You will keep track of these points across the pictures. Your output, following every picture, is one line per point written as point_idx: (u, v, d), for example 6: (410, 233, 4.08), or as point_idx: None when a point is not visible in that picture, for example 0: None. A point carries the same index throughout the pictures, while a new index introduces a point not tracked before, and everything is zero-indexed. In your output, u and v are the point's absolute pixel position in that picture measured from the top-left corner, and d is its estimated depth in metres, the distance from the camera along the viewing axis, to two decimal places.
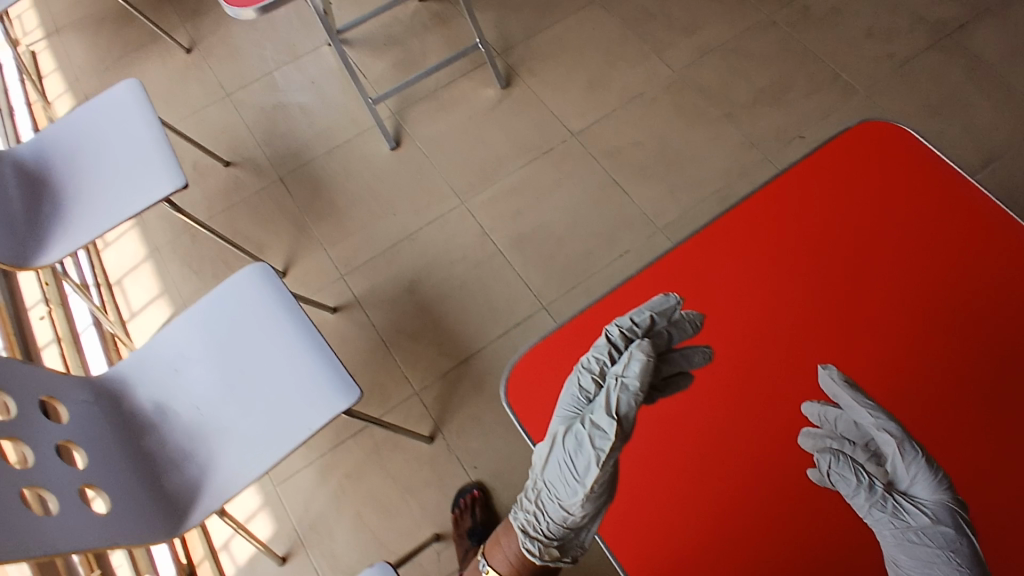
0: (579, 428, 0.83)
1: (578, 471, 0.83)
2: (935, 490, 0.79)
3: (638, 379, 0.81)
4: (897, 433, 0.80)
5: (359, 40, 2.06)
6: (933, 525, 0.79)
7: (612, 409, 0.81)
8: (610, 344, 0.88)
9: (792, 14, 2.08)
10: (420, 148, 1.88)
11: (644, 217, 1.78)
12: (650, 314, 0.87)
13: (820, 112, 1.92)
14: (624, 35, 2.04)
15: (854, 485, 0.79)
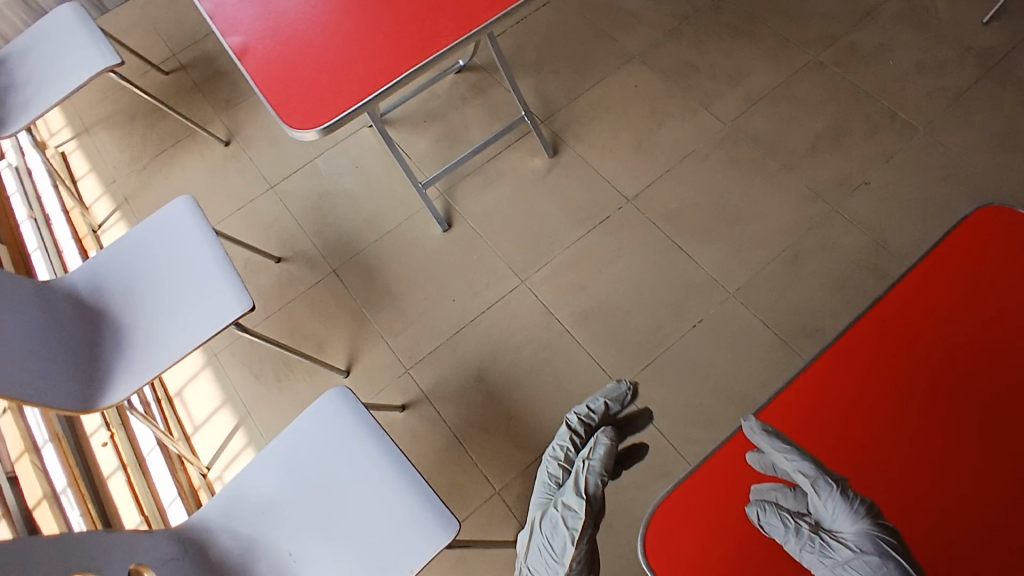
0: (554, 513, 1.10)
1: (556, 550, 1.08)
2: (855, 522, 0.82)
3: (601, 460, 1.11)
4: (811, 471, 0.83)
5: (398, 118, 2.03)
6: (857, 555, 0.82)
7: (580, 488, 1.09)
8: (572, 433, 1.24)
9: (837, 54, 1.98)
10: (472, 227, 1.84)
11: (713, 281, 1.70)
12: (603, 402, 1.25)
13: (882, 155, 1.81)
14: (668, 90, 1.98)
15: (785, 532, 0.80)
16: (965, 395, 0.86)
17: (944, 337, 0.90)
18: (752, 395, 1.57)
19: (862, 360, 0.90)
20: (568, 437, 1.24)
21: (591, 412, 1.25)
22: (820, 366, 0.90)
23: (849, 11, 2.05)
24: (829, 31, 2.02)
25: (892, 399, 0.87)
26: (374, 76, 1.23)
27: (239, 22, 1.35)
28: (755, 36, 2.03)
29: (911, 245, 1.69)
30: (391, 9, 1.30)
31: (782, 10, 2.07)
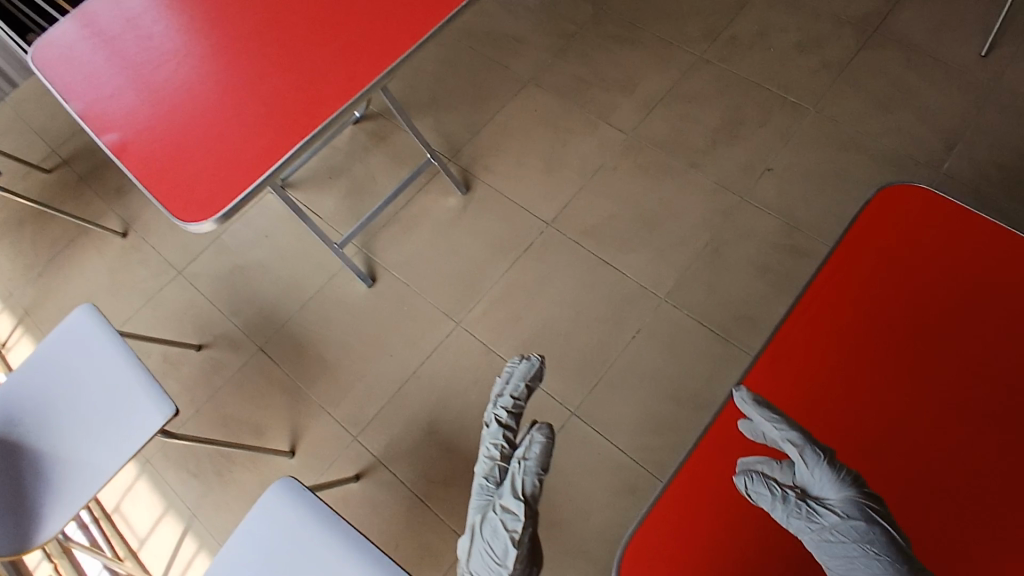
0: (493, 517, 1.05)
1: (498, 555, 1.04)
2: (842, 490, 0.81)
3: (538, 459, 1.04)
4: (799, 440, 0.82)
5: (302, 179, 1.98)
6: (843, 521, 0.80)
7: (519, 492, 1.04)
8: (502, 428, 1.14)
9: (720, 48, 2.03)
10: (397, 277, 1.80)
11: (644, 289, 1.71)
12: (525, 385, 1.16)
13: (779, 138, 1.87)
14: (567, 108, 2.00)
15: (772, 500, 0.80)
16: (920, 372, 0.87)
17: (887, 318, 0.91)
18: (703, 394, 1.58)
19: (800, 356, 0.91)
20: (500, 433, 1.14)
21: (518, 402, 1.15)
22: (775, 375, 0.90)
23: (725, 4, 2.11)
24: (709, 27, 2.08)
25: (834, 394, 0.88)
26: (264, 150, 1.19)
27: (112, 116, 1.29)
28: (640, 43, 2.07)
29: (823, 219, 1.74)
30: (270, 79, 1.26)
31: (662, 13, 2.12)
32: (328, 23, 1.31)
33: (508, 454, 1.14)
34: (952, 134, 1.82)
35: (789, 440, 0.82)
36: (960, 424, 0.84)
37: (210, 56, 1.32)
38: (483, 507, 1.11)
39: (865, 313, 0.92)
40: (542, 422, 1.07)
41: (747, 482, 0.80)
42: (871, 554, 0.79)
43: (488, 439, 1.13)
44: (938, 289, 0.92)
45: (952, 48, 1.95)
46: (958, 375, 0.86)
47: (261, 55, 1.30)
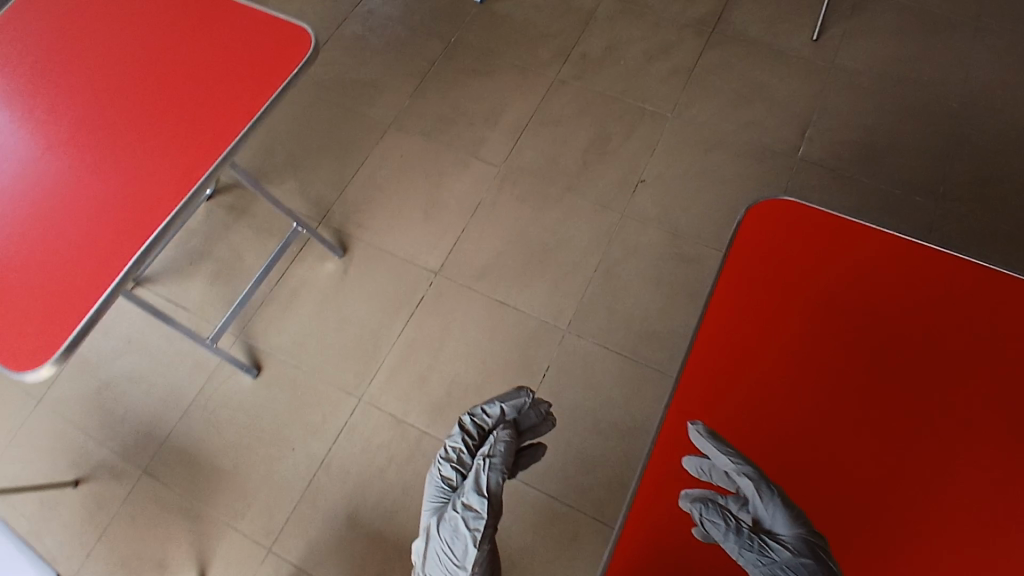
0: (453, 516, 0.98)
1: (457, 555, 0.98)
2: (793, 526, 0.80)
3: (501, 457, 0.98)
4: (755, 474, 0.81)
5: (162, 270, 1.80)
6: (795, 558, 0.79)
7: (481, 490, 0.97)
8: (465, 433, 1.05)
9: (573, 67, 2.04)
10: (285, 361, 1.67)
11: (546, 324, 1.67)
12: (499, 404, 1.06)
13: (647, 148, 1.90)
14: (435, 149, 1.94)
15: (725, 530, 0.79)
16: (847, 387, 0.88)
17: (794, 325, 0.93)
18: (622, 420, 1.57)
19: (714, 368, 0.91)
20: (461, 437, 1.05)
21: (485, 412, 1.07)
22: (696, 385, 0.90)
23: (571, 23, 2.12)
24: (560, 47, 2.08)
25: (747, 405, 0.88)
26: (100, 271, 1.04)
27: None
28: (496, 72, 2.05)
29: (701, 224, 1.79)
30: (94, 189, 1.11)
31: (512, 40, 2.10)
32: (151, 115, 1.17)
33: (468, 459, 1.05)
34: (801, 120, 1.93)
35: (745, 471, 0.81)
36: (883, 442, 0.85)
37: (17, 174, 1.15)
38: (438, 508, 1.04)
39: (770, 322, 0.93)
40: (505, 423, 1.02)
41: (701, 509, 0.79)
42: None
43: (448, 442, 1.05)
44: (834, 295, 0.94)
45: (786, 39, 2.06)
46: (871, 388, 0.88)
47: (77, 162, 1.14)
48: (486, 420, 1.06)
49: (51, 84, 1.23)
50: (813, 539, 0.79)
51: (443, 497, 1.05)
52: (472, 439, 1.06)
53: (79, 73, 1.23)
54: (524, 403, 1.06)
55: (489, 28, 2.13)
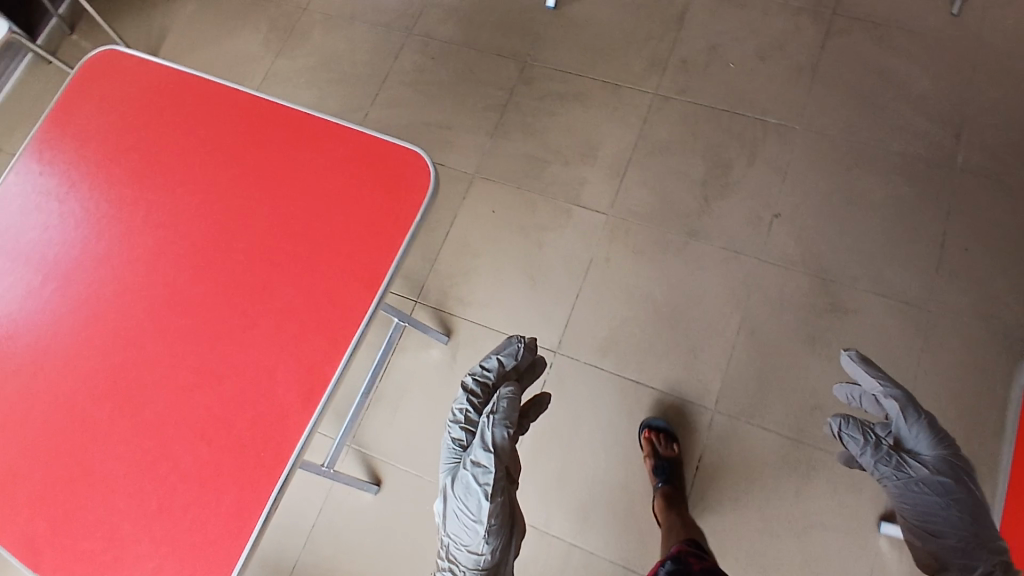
0: (465, 473, 1.12)
1: (473, 510, 1.10)
2: (934, 451, 1.11)
3: (505, 413, 1.14)
4: (900, 398, 1.13)
5: None
6: (933, 476, 1.08)
7: (488, 445, 1.11)
8: (469, 393, 1.21)
9: (674, 78, 1.77)
10: (406, 471, 1.52)
11: (690, 404, 1.48)
12: (498, 358, 1.24)
13: (776, 174, 1.63)
14: (529, 199, 1.71)
15: (863, 444, 1.12)
16: None
17: None
18: (795, 514, 1.38)
19: None
20: (467, 398, 1.20)
21: (487, 370, 1.23)
22: None
23: (662, 22, 1.83)
24: (654, 54, 1.80)
25: None
26: (232, 505, 0.87)
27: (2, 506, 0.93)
28: (585, 96, 1.78)
29: (852, 264, 1.53)
30: (202, 393, 0.93)
31: (597, 52, 1.83)
32: (251, 285, 0.97)
33: (475, 417, 1.20)
34: (955, 118, 1.62)
35: (893, 393, 1.14)
36: None
37: (110, 376, 0.97)
38: (452, 468, 1.17)
39: None
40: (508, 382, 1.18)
41: (843, 424, 1.12)
42: (952, 504, 1.07)
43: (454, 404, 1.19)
44: None
45: (923, 12, 1.73)
46: None
47: (176, 358, 0.95)
48: (488, 377, 1.22)
49: (126, 253, 1.03)
50: (954, 461, 1.10)
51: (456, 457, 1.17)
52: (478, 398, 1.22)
53: (154, 236, 1.03)
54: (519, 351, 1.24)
55: (568, 41, 1.85)
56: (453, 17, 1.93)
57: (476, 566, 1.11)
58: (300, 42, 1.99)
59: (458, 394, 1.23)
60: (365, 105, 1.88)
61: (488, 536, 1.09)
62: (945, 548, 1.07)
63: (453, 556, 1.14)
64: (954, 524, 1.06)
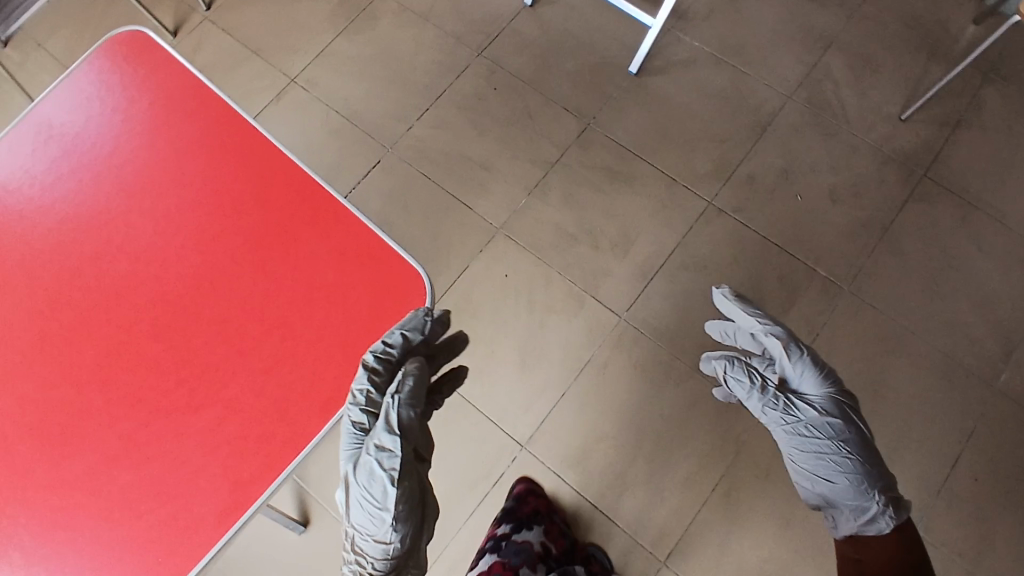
0: (367, 457, 0.87)
1: (378, 499, 0.86)
2: (820, 388, 1.13)
3: (412, 389, 0.89)
4: (779, 335, 1.15)
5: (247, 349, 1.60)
6: (820, 416, 1.11)
7: (392, 425, 0.87)
8: (368, 373, 0.88)
9: (734, 192, 1.65)
10: (337, 522, 1.46)
11: (641, 549, 1.40)
12: (401, 333, 0.90)
13: (807, 331, 1.52)
14: (545, 274, 1.60)
15: (750, 386, 1.15)
16: None
17: None
18: None
19: None
20: (365, 378, 0.88)
21: (388, 346, 0.90)
22: None
23: (742, 127, 1.71)
24: (723, 159, 1.68)
25: None
26: None
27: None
28: (639, 181, 1.67)
29: None
30: (120, 470, 0.86)
31: (665, 137, 1.71)
32: (204, 364, 0.89)
33: (377, 400, 0.89)
34: (1011, 332, 1.52)
35: (774, 333, 1.16)
36: None
37: (33, 412, 0.89)
38: (354, 456, 0.89)
39: None
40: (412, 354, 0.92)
41: (727, 367, 1.15)
42: (840, 442, 1.09)
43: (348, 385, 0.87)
44: None
45: (1015, 204, 1.62)
46: None
47: (105, 419, 0.88)
48: (391, 353, 0.90)
49: (86, 279, 0.95)
50: (840, 400, 1.12)
51: (358, 444, 0.89)
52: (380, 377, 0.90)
53: (122, 269, 0.95)
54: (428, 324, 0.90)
55: (641, 115, 1.73)
56: (528, 51, 1.81)
57: (383, 558, 0.89)
58: (367, 26, 1.87)
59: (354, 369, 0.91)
60: (411, 116, 1.77)
61: (397, 524, 0.86)
62: (836, 489, 1.08)
63: (358, 545, 0.91)
64: (843, 465, 1.08)
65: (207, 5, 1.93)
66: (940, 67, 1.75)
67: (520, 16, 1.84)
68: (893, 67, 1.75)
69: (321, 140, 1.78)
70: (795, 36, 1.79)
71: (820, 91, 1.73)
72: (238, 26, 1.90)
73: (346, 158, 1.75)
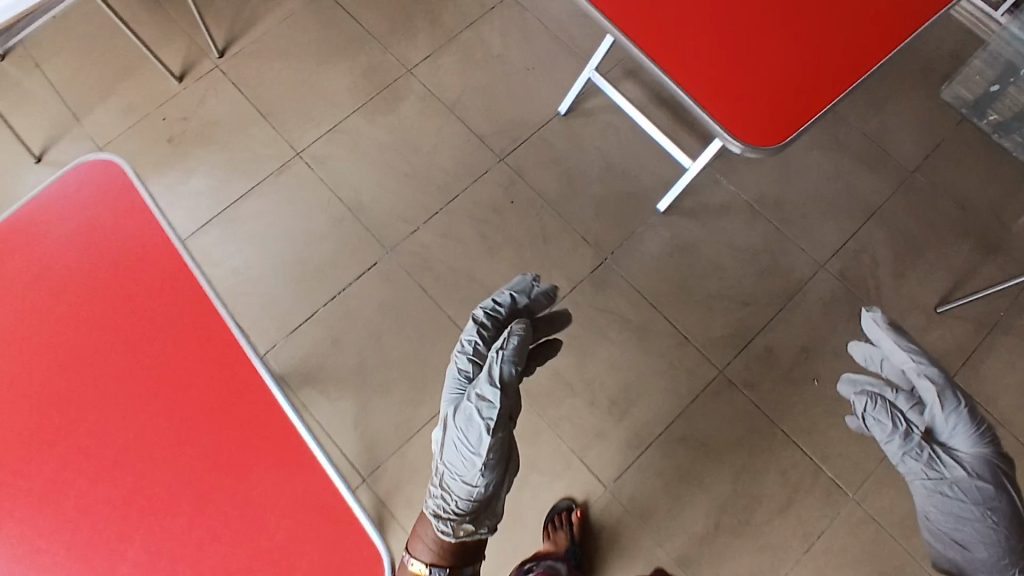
0: (469, 405, 1.13)
1: (472, 443, 1.12)
2: (970, 446, 1.13)
3: (514, 349, 1.14)
4: (937, 381, 1.14)
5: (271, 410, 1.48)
6: (969, 477, 1.12)
7: (493, 381, 1.12)
8: (479, 325, 1.24)
9: (749, 365, 1.53)
10: None
11: None
12: (511, 294, 1.26)
13: (801, 539, 1.42)
14: (534, 425, 1.47)
15: (892, 431, 1.14)
16: None
17: None
18: None
19: None
20: (477, 331, 1.24)
21: (498, 305, 1.25)
22: None
23: (767, 292, 1.59)
24: (743, 325, 1.56)
25: None
26: None
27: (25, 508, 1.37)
28: (649, 335, 1.55)
29: None
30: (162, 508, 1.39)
31: (684, 289, 1.59)
32: None
33: (482, 350, 1.23)
34: None
35: (929, 375, 1.14)
36: None
37: None
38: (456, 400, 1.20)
39: None
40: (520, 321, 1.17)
41: (870, 405, 1.15)
42: (987, 508, 1.10)
43: (465, 335, 1.22)
44: None
45: None
46: None
47: None
48: (499, 311, 1.25)
49: None
50: (989, 461, 1.13)
51: (459, 390, 1.21)
52: (487, 331, 1.25)
53: None
54: (534, 290, 1.27)
55: (663, 259, 1.61)
56: (554, 165, 1.68)
57: (468, 497, 1.13)
58: (387, 106, 1.73)
59: (469, 325, 1.25)
60: (418, 218, 1.64)
61: (485, 469, 1.11)
62: (972, 557, 1.12)
63: (446, 484, 1.16)
64: (984, 533, 1.10)
65: (221, 52, 1.78)
66: (984, 261, 1.64)
67: (550, 124, 1.72)
68: (935, 251, 1.64)
69: (319, 227, 1.62)
70: (838, 198, 1.67)
71: (856, 265, 1.62)
72: (249, 81, 1.76)
73: (342, 253, 1.60)
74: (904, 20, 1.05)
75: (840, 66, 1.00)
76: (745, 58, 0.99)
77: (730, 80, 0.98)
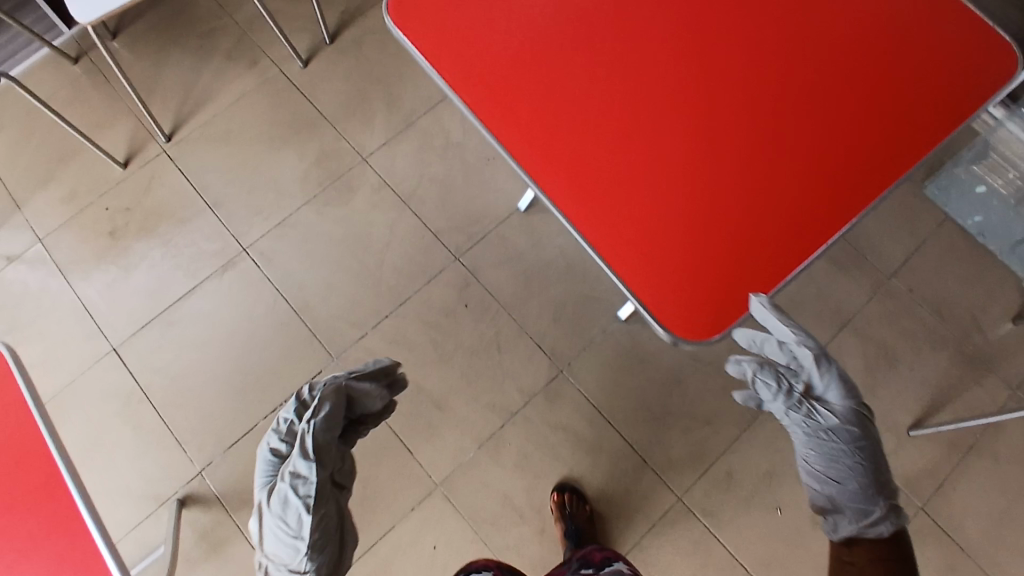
0: (281, 486, 0.94)
1: (293, 526, 0.94)
2: (843, 399, 0.98)
3: (329, 415, 0.95)
4: (814, 347, 0.97)
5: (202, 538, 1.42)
6: (841, 425, 0.98)
7: (306, 455, 0.93)
8: (298, 403, 1.01)
9: (709, 491, 1.46)
10: None
11: None
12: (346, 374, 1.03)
13: None
14: (479, 555, 1.41)
15: (774, 391, 0.98)
16: None
17: None
18: None
19: None
20: (294, 407, 1.01)
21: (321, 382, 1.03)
22: None
23: (730, 410, 1.51)
24: (703, 446, 1.49)
25: None
26: None
27: None
28: (605, 455, 1.48)
29: None
30: None
31: (643, 404, 1.51)
32: None
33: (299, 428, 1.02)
34: None
35: (806, 342, 0.97)
36: None
37: None
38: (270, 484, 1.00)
39: None
40: (336, 385, 0.98)
41: (757, 369, 0.98)
42: (855, 455, 0.98)
43: (279, 412, 1.01)
44: None
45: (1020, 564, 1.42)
46: None
47: None
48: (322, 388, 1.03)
49: None
50: (860, 412, 0.99)
51: (272, 471, 1.01)
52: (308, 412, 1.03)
53: None
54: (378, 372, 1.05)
55: (622, 371, 1.53)
56: (511, 266, 1.60)
57: None
58: (339, 197, 1.66)
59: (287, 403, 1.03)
60: (366, 323, 1.56)
61: (311, 553, 0.93)
62: (840, 493, 0.97)
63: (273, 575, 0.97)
64: (851, 472, 0.97)
65: (168, 136, 1.70)
66: (965, 378, 1.54)
67: (509, 220, 1.64)
68: (911, 366, 1.55)
69: (264, 332, 1.56)
70: (808, 304, 1.59)
71: None
72: (197, 167, 1.68)
73: (285, 362, 1.53)
74: (875, 137, 0.92)
75: (796, 225, 0.89)
76: (687, 208, 0.90)
77: (671, 237, 0.89)
